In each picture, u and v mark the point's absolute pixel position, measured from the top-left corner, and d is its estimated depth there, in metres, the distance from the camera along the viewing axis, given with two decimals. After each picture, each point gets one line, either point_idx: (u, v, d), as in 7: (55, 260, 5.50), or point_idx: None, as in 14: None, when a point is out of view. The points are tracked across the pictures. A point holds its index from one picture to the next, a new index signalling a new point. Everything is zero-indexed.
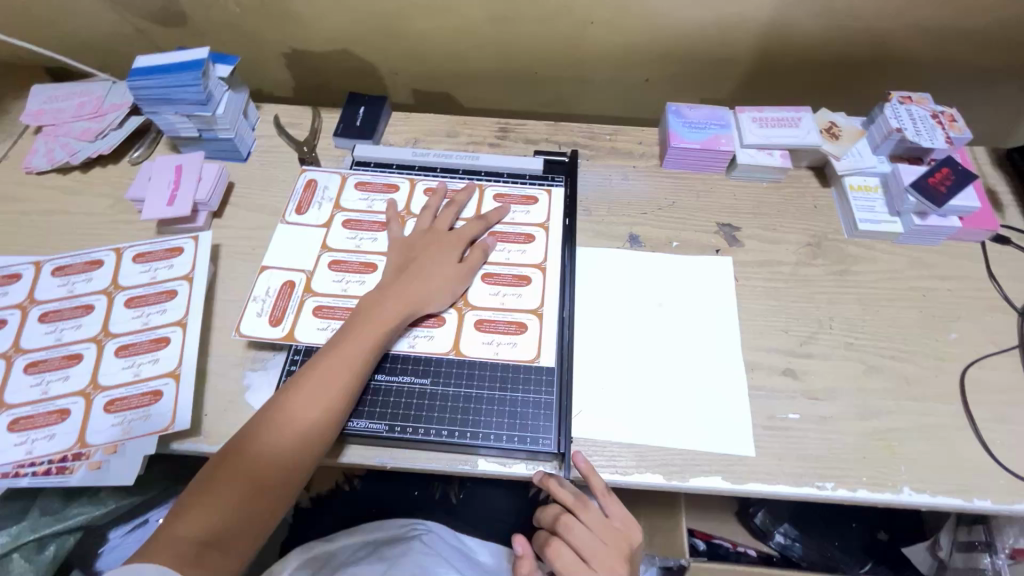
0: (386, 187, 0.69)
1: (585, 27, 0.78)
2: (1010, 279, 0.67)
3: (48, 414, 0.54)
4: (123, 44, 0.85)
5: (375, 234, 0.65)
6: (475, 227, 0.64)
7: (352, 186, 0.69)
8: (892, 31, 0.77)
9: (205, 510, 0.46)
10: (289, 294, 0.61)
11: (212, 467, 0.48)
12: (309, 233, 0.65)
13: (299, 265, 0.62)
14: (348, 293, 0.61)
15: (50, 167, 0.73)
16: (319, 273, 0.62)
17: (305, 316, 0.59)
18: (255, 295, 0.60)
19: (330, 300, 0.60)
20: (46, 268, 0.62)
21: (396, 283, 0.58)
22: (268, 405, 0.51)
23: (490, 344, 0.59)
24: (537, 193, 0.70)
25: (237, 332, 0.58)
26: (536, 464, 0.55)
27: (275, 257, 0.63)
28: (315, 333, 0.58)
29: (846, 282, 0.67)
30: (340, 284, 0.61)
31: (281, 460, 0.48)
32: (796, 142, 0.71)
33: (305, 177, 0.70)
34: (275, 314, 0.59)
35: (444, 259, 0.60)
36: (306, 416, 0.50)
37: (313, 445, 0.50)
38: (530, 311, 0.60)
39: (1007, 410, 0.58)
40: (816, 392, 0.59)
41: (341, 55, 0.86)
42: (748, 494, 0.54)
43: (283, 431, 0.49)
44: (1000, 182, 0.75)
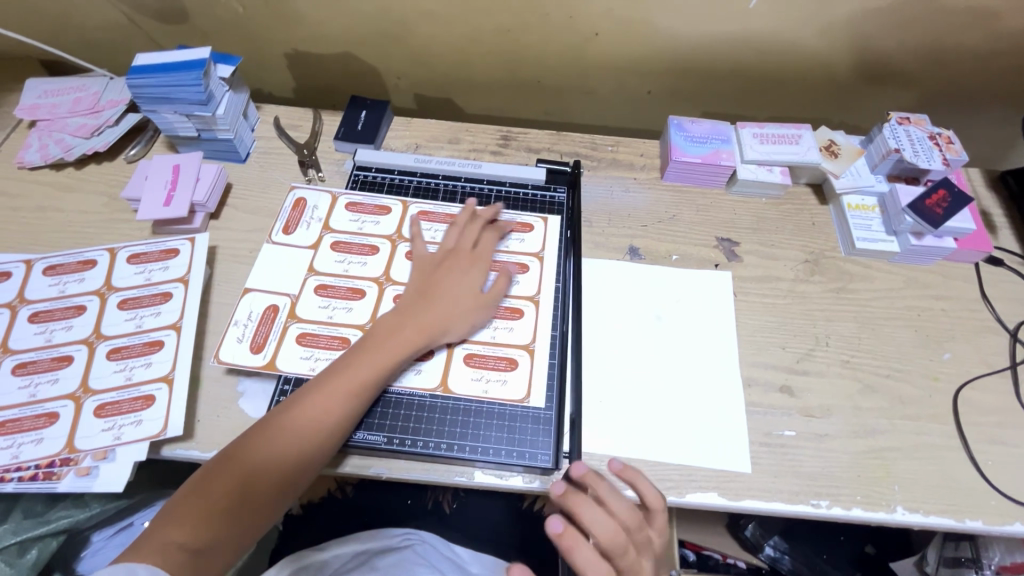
0: (377, 209, 0.68)
1: (589, 38, 0.79)
2: (1002, 301, 0.68)
3: (36, 417, 0.53)
4: (121, 39, 0.84)
5: (364, 258, 0.64)
6: (497, 253, 0.62)
7: (342, 206, 0.68)
8: (891, 52, 0.78)
9: (196, 517, 0.45)
10: (274, 319, 0.59)
11: (208, 473, 0.47)
12: (297, 255, 0.64)
13: (285, 288, 0.61)
14: (334, 320, 0.60)
15: (44, 163, 0.71)
16: (305, 298, 0.61)
17: (289, 344, 0.58)
18: (236, 320, 0.59)
19: (315, 327, 0.59)
20: (37, 266, 0.61)
21: (414, 307, 0.56)
22: (270, 417, 0.50)
23: (479, 380, 0.56)
24: (532, 220, 0.68)
25: (215, 357, 0.56)
26: (533, 477, 0.54)
27: (259, 279, 0.62)
28: (297, 362, 0.57)
29: (843, 299, 0.67)
30: (326, 311, 0.60)
31: (279, 475, 0.48)
32: (797, 159, 0.71)
33: (293, 195, 0.68)
34: (256, 340, 0.58)
35: (465, 286, 0.59)
36: (309, 433, 0.49)
37: (312, 462, 0.49)
38: (522, 346, 0.59)
39: (999, 431, 0.59)
40: (812, 409, 0.60)
41: (344, 58, 0.85)
42: (742, 511, 0.54)
43: (285, 445, 0.48)
44: (994, 204, 0.76)
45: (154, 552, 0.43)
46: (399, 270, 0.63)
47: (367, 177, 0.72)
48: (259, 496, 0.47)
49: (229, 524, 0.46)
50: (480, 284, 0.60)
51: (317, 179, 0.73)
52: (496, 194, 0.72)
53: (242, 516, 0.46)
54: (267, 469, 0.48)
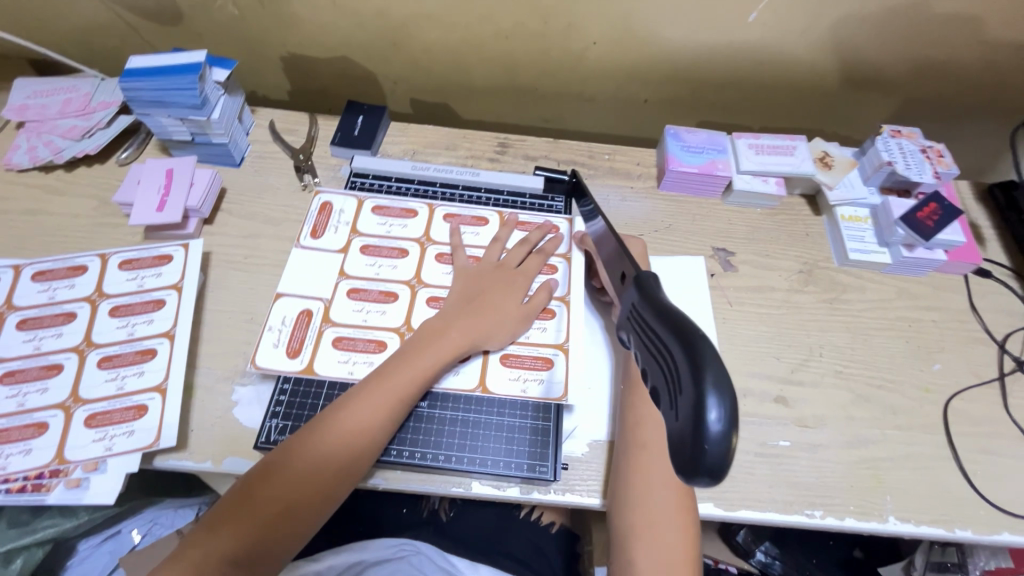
0: (404, 212, 0.68)
1: (587, 47, 0.79)
2: (990, 312, 0.69)
3: (25, 427, 0.51)
4: (113, 40, 0.83)
5: (395, 261, 0.64)
6: (536, 263, 0.63)
7: (370, 209, 0.67)
8: (884, 65, 0.79)
9: (237, 527, 0.45)
10: (309, 322, 0.59)
11: (247, 482, 0.47)
12: (325, 259, 0.63)
13: (317, 292, 0.61)
14: (368, 323, 0.59)
15: (32, 166, 0.70)
16: (338, 301, 0.60)
17: (325, 348, 0.57)
18: (271, 324, 0.58)
19: (350, 330, 0.59)
20: (26, 272, 0.60)
21: (461, 314, 0.57)
22: (313, 423, 0.50)
23: (517, 379, 0.57)
24: (558, 220, 0.69)
25: (251, 363, 0.56)
26: (530, 487, 0.54)
27: (290, 283, 0.61)
28: (335, 366, 0.57)
29: (836, 310, 0.68)
30: (361, 314, 0.60)
31: (320, 484, 0.47)
32: (791, 170, 0.72)
33: (320, 199, 0.68)
34: (293, 345, 0.57)
35: (510, 298, 0.60)
36: (349, 441, 0.49)
37: (352, 470, 0.49)
38: (555, 346, 0.59)
39: (987, 441, 0.60)
40: (806, 419, 0.60)
41: (340, 62, 0.85)
42: (737, 521, 0.55)
43: (322, 451, 0.48)
44: (983, 218, 0.77)
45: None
46: (431, 271, 0.63)
47: (363, 183, 0.71)
48: (299, 507, 0.47)
49: (268, 536, 0.45)
50: (521, 296, 0.61)
51: (313, 185, 0.72)
52: (494, 202, 0.71)
53: (277, 528, 0.46)
54: (307, 480, 0.47)
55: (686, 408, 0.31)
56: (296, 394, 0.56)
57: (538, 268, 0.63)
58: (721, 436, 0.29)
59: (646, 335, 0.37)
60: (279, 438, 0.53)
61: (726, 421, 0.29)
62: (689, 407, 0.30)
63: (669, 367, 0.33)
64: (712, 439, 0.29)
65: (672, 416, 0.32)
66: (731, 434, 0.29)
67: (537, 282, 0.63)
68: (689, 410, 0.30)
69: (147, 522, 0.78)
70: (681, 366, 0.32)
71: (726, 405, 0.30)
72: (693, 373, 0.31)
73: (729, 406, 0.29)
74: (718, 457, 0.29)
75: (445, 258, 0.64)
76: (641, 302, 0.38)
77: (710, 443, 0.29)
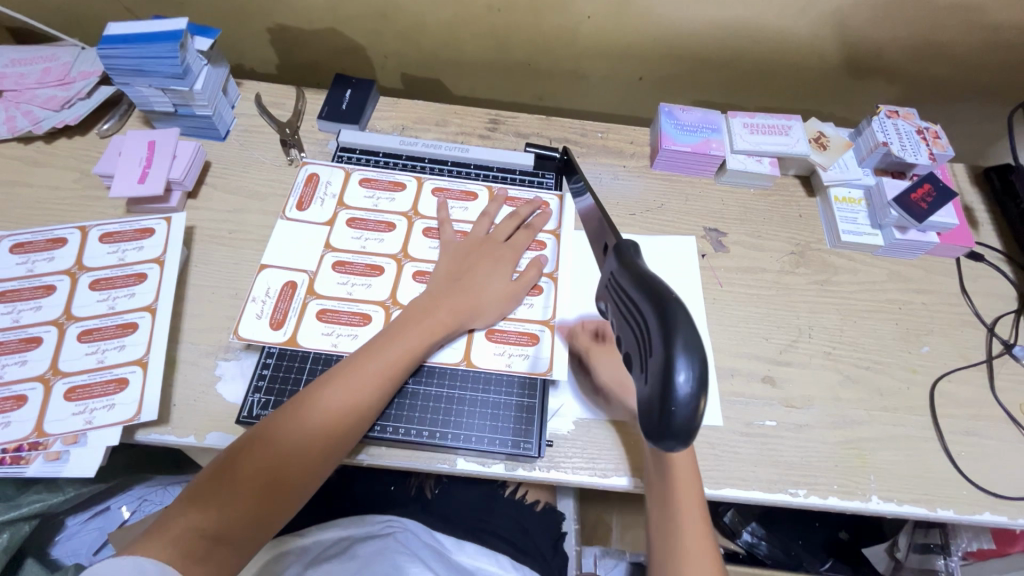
0: (391, 185, 0.66)
1: (581, 21, 0.77)
2: (980, 295, 0.69)
3: (4, 400, 0.51)
4: (94, 8, 0.80)
5: (381, 235, 0.63)
6: (525, 239, 0.62)
7: (357, 182, 0.66)
8: (884, 44, 0.78)
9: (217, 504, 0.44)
10: (296, 295, 0.58)
11: (231, 457, 0.46)
12: (311, 232, 0.62)
13: (301, 265, 0.60)
14: (353, 296, 0.59)
15: (11, 136, 0.68)
16: (323, 274, 0.60)
17: (309, 320, 0.57)
18: (254, 295, 0.58)
19: (334, 303, 0.58)
20: (5, 244, 0.59)
21: (449, 291, 0.56)
22: (298, 400, 0.49)
23: (502, 355, 0.57)
24: (547, 197, 0.68)
25: (234, 334, 0.55)
26: (515, 464, 0.54)
27: (275, 255, 0.60)
28: (318, 339, 0.56)
29: (827, 292, 0.68)
30: (345, 287, 0.59)
31: (305, 461, 0.47)
32: (785, 150, 0.71)
33: (306, 171, 0.66)
34: (276, 317, 0.57)
35: (498, 274, 0.59)
36: (336, 415, 0.48)
37: (339, 446, 0.48)
38: (542, 322, 0.59)
39: (973, 423, 0.60)
40: (793, 400, 0.60)
41: (328, 34, 0.83)
42: (720, 499, 0.55)
43: (309, 427, 0.48)
44: (977, 201, 0.77)
45: (172, 542, 0.41)
46: (418, 246, 0.62)
47: (350, 158, 0.70)
48: (282, 484, 0.46)
49: (254, 511, 0.45)
50: (510, 272, 0.60)
51: (300, 160, 0.71)
52: (483, 178, 0.70)
53: (262, 504, 0.45)
54: (293, 453, 0.47)
55: (656, 372, 0.31)
56: (279, 368, 0.55)
57: (527, 244, 0.63)
58: (688, 398, 0.29)
59: (623, 302, 0.37)
60: (261, 413, 0.53)
61: (695, 383, 0.29)
62: (658, 370, 0.30)
63: (642, 333, 0.33)
64: (680, 402, 0.29)
65: (643, 380, 0.32)
66: (699, 397, 0.29)
67: (525, 258, 0.63)
68: (658, 374, 0.30)
69: (136, 499, 0.79)
70: (653, 330, 0.32)
71: (696, 367, 0.29)
72: (663, 337, 0.31)
73: (698, 368, 0.29)
74: (685, 419, 0.29)
75: (432, 233, 0.63)
76: (620, 270, 0.38)
77: (677, 406, 0.29)
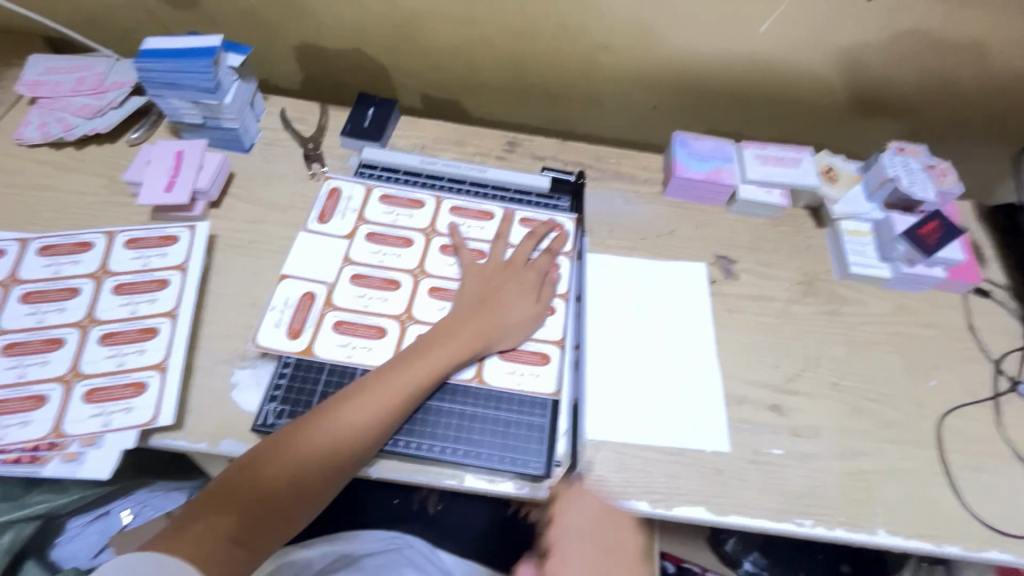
0: (410, 202, 0.68)
1: (599, 50, 0.80)
2: (987, 331, 0.70)
3: (24, 399, 0.52)
4: (128, 22, 0.83)
5: (399, 250, 0.64)
6: (545, 262, 0.64)
7: (376, 198, 0.68)
8: (893, 82, 0.80)
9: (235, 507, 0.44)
10: (315, 308, 0.59)
11: (255, 460, 0.47)
12: (331, 244, 0.63)
13: (321, 276, 0.61)
14: (369, 309, 0.60)
15: (43, 142, 0.70)
16: (341, 286, 0.61)
17: (326, 331, 0.58)
18: (273, 304, 0.59)
19: (351, 315, 0.59)
20: (32, 246, 0.60)
21: (477, 310, 0.58)
22: (326, 409, 0.50)
23: (514, 373, 0.58)
24: (563, 219, 0.70)
25: (253, 342, 0.57)
26: (523, 483, 0.54)
27: (295, 265, 0.62)
28: (335, 350, 0.57)
29: (835, 322, 0.69)
30: (362, 300, 0.60)
31: (324, 471, 0.48)
32: (795, 182, 0.73)
33: (328, 185, 0.68)
34: (294, 326, 0.58)
35: (524, 296, 0.60)
36: (360, 427, 0.49)
37: (358, 458, 0.49)
38: (553, 341, 0.60)
39: (978, 459, 0.60)
40: (800, 429, 0.60)
41: (353, 54, 0.85)
42: (727, 526, 0.55)
43: (332, 437, 0.48)
44: (984, 237, 0.78)
45: (192, 541, 0.42)
46: (434, 262, 0.64)
47: (370, 174, 0.72)
48: (301, 491, 0.47)
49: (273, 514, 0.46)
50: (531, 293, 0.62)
51: (321, 174, 0.72)
52: (500, 199, 0.72)
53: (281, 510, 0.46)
54: (315, 462, 0.47)
55: None
56: (295, 378, 0.56)
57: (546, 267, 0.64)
58: None
59: None
60: (276, 422, 0.54)
61: None
62: None
63: None
64: None
65: None
66: None
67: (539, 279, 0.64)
68: None
69: (137, 503, 0.78)
70: None
71: None
72: None
73: None
74: None
75: (448, 250, 0.65)
76: None
77: None
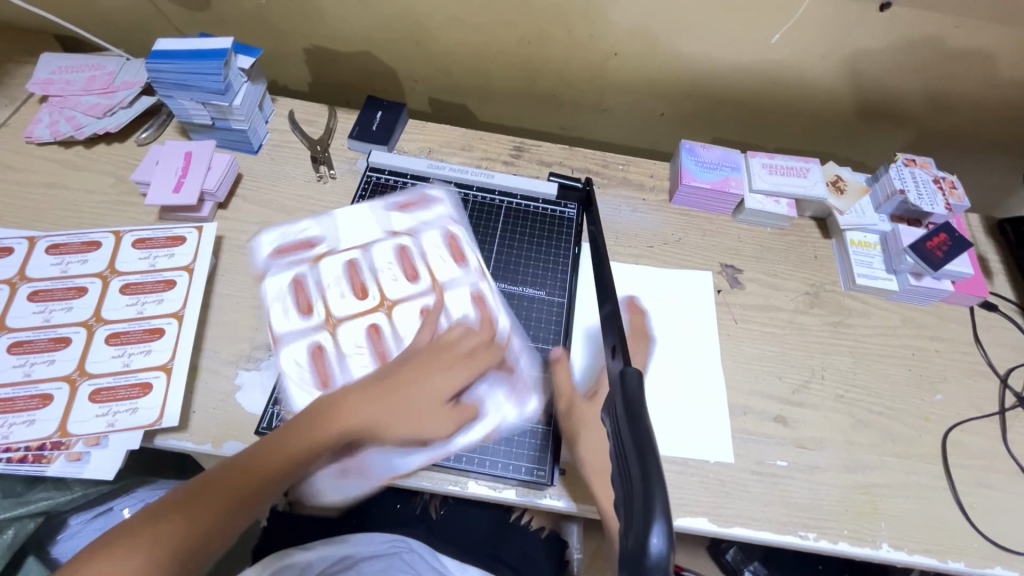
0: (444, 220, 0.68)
1: (608, 57, 0.80)
2: (994, 345, 0.69)
3: (30, 397, 0.52)
4: (139, 21, 0.84)
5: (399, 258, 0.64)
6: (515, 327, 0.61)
7: (418, 205, 0.68)
8: (903, 93, 0.80)
9: (195, 518, 0.44)
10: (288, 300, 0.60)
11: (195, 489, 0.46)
12: (354, 229, 0.65)
13: (317, 247, 0.64)
14: (329, 295, 0.60)
15: (53, 140, 0.71)
16: (325, 264, 0.62)
17: (286, 295, 0.60)
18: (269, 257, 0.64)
19: (314, 294, 0.60)
20: (41, 244, 0.61)
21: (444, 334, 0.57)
22: (283, 426, 0.50)
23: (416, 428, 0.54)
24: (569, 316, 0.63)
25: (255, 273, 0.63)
26: (527, 490, 0.54)
27: (315, 227, 0.65)
28: (280, 315, 0.59)
29: (840, 334, 0.68)
30: (332, 283, 0.61)
31: (257, 498, 0.47)
32: (803, 193, 0.72)
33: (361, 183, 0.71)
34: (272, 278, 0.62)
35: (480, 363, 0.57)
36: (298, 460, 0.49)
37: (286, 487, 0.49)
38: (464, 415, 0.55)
39: (984, 475, 0.60)
40: (805, 441, 0.60)
41: (362, 56, 0.86)
42: (730, 538, 0.55)
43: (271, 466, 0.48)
44: (991, 251, 0.78)
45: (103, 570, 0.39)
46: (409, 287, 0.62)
47: (379, 179, 0.71)
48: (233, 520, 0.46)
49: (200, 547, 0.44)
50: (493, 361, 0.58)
51: (329, 176, 0.73)
52: (507, 206, 0.72)
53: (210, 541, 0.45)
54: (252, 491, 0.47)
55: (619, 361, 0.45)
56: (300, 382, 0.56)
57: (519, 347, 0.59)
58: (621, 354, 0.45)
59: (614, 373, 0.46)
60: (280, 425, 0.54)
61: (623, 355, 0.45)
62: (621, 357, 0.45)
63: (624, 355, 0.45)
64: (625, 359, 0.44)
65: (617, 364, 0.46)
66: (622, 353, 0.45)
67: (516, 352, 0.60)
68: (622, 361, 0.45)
69: (140, 502, 0.79)
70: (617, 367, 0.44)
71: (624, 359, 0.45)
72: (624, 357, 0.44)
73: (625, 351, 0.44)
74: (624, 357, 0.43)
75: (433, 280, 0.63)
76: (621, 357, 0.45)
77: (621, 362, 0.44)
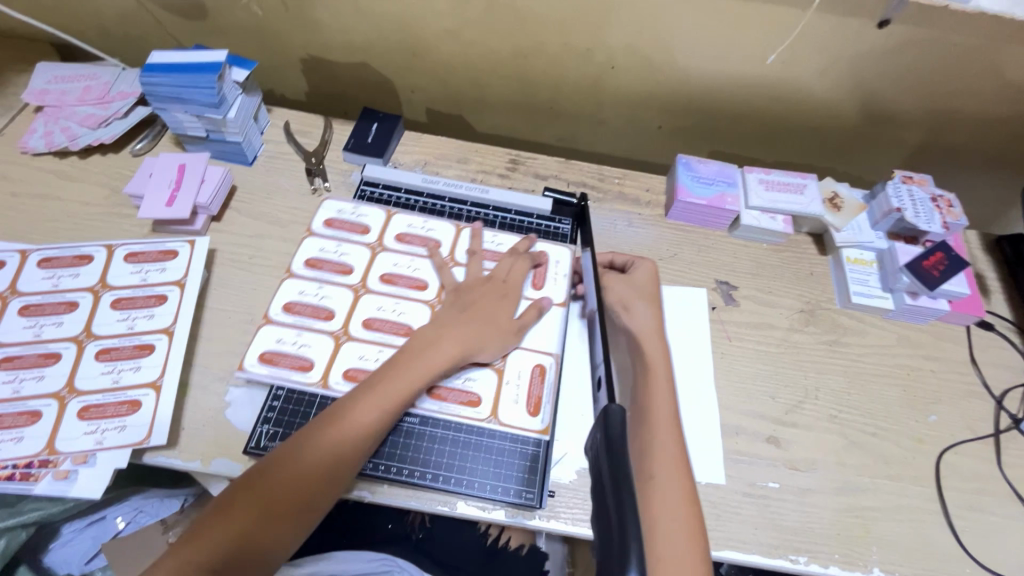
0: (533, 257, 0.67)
1: (605, 70, 0.79)
2: (990, 365, 0.69)
3: (18, 414, 0.52)
4: (136, 31, 0.83)
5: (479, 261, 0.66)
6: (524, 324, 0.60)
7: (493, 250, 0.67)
8: (901, 109, 0.79)
9: (234, 515, 0.45)
10: (328, 315, 0.60)
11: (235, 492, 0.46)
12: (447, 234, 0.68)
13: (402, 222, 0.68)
14: (403, 261, 0.65)
15: (48, 151, 0.71)
16: (399, 233, 0.67)
17: (392, 231, 0.67)
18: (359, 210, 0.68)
19: (402, 248, 0.66)
20: (32, 258, 0.60)
21: (486, 310, 0.59)
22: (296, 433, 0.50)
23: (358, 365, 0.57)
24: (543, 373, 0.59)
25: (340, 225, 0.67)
26: (514, 512, 0.54)
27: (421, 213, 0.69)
28: (356, 248, 0.65)
29: (835, 353, 0.68)
30: (409, 257, 0.65)
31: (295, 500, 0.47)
32: (799, 210, 0.72)
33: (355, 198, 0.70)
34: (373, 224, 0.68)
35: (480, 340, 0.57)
36: (322, 456, 0.48)
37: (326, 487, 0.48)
38: None
39: (977, 498, 0.60)
40: (797, 462, 0.60)
41: (359, 67, 0.85)
42: (719, 560, 0.54)
43: (295, 467, 0.47)
44: (988, 268, 0.77)
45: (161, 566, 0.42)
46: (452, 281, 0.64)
47: (373, 193, 0.72)
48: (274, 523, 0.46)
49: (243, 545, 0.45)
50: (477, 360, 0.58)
51: (323, 188, 0.72)
52: (501, 221, 0.71)
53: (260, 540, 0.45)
54: (286, 490, 0.47)
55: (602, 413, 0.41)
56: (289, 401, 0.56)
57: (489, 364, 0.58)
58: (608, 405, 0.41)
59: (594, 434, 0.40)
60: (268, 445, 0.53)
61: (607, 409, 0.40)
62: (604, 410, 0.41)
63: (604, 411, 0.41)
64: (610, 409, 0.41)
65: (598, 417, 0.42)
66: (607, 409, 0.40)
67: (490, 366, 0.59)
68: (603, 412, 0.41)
69: (132, 510, 0.77)
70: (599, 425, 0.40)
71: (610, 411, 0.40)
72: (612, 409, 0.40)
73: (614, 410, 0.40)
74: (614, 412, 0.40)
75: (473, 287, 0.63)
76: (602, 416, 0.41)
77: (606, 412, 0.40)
